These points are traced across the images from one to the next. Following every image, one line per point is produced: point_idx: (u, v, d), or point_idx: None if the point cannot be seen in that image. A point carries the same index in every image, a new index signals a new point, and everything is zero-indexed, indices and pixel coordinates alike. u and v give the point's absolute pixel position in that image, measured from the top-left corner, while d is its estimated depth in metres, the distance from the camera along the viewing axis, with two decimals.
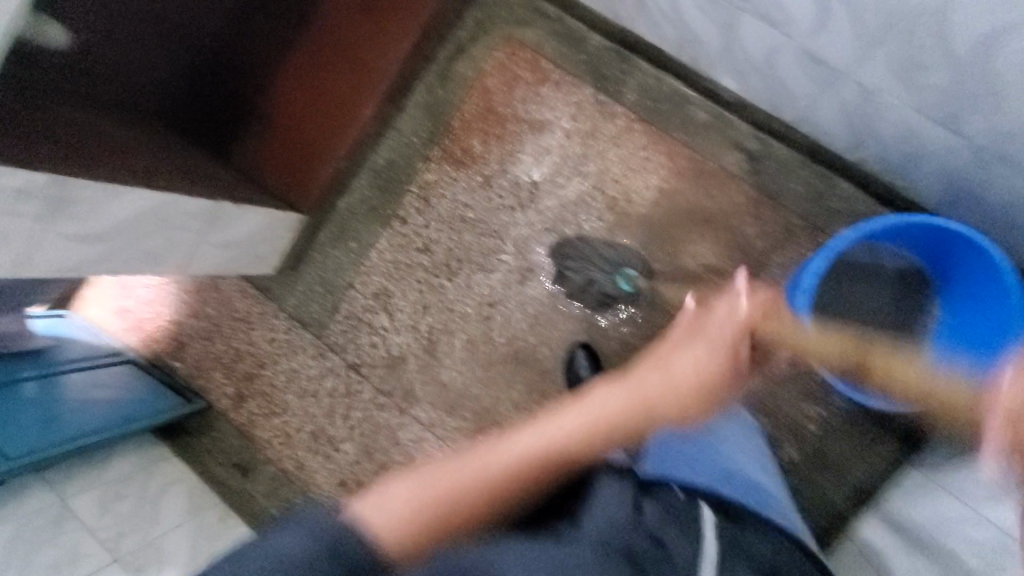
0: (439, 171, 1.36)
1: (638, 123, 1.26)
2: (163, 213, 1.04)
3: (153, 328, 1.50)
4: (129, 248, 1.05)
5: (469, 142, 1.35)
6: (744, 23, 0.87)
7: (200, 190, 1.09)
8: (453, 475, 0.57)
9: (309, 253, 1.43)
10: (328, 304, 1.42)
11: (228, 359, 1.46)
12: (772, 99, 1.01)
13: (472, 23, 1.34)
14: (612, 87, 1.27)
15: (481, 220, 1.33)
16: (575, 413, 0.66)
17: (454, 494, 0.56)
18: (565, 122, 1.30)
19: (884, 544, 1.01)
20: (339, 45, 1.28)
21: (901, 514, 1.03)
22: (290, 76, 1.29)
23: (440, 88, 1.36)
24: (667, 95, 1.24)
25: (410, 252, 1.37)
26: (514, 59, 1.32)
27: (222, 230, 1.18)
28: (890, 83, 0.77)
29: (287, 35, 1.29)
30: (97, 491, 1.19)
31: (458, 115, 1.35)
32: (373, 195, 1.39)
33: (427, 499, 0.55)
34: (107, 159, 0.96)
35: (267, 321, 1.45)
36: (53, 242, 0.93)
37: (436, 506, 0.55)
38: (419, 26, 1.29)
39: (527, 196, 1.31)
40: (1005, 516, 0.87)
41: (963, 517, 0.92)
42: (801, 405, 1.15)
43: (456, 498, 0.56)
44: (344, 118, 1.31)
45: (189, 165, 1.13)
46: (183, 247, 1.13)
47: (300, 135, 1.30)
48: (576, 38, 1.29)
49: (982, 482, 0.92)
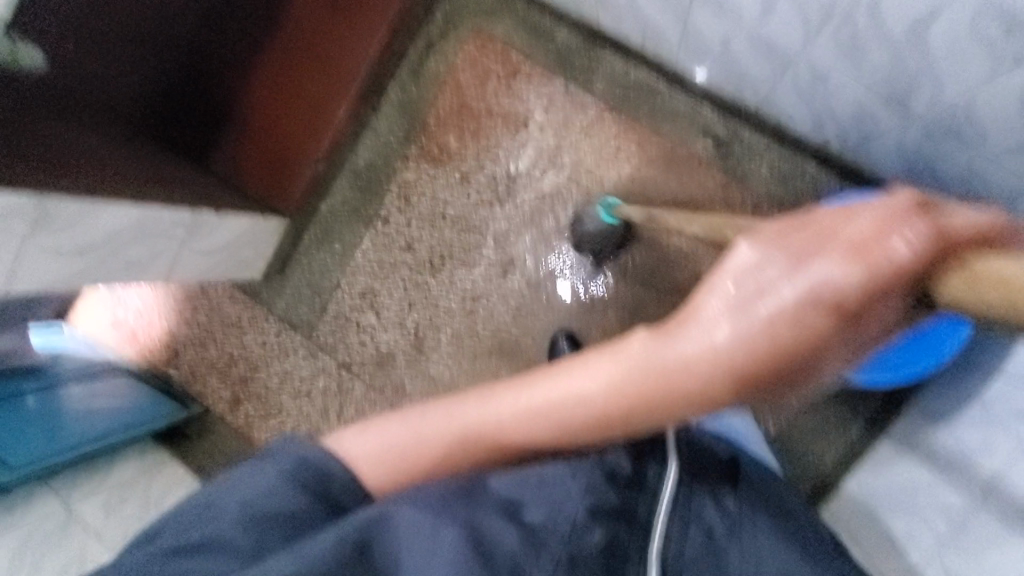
0: (417, 170, 1.38)
1: (609, 112, 1.28)
2: (145, 225, 1.06)
3: (148, 335, 1.54)
4: (113, 259, 1.07)
5: (445, 140, 1.37)
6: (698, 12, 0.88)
7: (180, 201, 1.11)
8: (424, 433, 0.62)
9: (295, 256, 1.46)
10: (316, 305, 1.45)
11: (222, 363, 1.49)
12: (733, 84, 1.02)
13: (441, 21, 1.36)
14: (581, 78, 1.29)
15: (460, 216, 1.36)
16: (590, 372, 0.56)
17: (431, 446, 0.61)
18: (537, 114, 1.32)
19: (862, 509, 1.05)
20: (310, 51, 1.30)
21: (876, 479, 1.06)
22: (264, 83, 1.31)
23: (413, 87, 1.38)
24: (635, 84, 1.26)
25: (393, 250, 1.40)
26: (485, 55, 1.34)
27: (204, 237, 1.20)
28: (838, 64, 0.79)
29: (259, 42, 1.31)
30: (101, 496, 1.23)
31: (433, 113, 1.37)
32: (355, 196, 1.42)
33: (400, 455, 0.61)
34: (87, 173, 0.98)
35: (258, 325, 1.48)
36: (40, 258, 0.96)
37: (405, 458, 0.61)
38: (387, 27, 1.31)
39: (504, 190, 1.33)
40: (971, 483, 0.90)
41: (932, 484, 0.95)
42: None
43: (428, 455, 0.61)
44: (319, 122, 1.34)
45: (169, 176, 1.16)
46: (167, 256, 1.16)
47: (277, 141, 1.34)
48: (544, 31, 1.31)
49: (948, 449, 0.94)
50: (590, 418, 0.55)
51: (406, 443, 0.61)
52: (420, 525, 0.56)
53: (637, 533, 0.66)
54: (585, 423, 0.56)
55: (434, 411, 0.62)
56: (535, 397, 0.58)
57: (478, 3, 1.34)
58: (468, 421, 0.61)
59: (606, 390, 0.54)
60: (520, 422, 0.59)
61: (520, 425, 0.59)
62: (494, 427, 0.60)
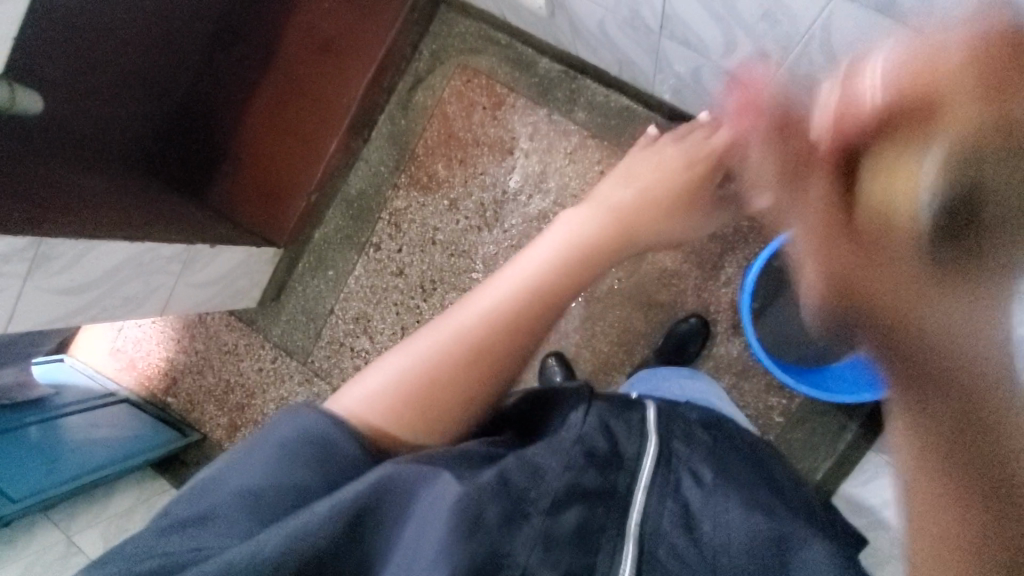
0: (407, 198, 1.42)
1: (591, 139, 1.32)
2: (140, 261, 1.09)
3: (146, 365, 1.57)
4: (111, 295, 1.11)
5: (433, 168, 1.41)
6: (666, 48, 0.92)
7: (175, 236, 1.14)
8: (414, 372, 0.60)
9: (290, 284, 1.49)
10: (311, 331, 1.47)
11: (220, 391, 1.52)
12: (708, 112, 1.06)
13: (427, 54, 1.41)
14: (564, 107, 1.33)
15: (450, 241, 1.39)
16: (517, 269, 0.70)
17: (414, 385, 0.60)
18: (522, 141, 1.36)
19: None
20: (301, 86, 1.34)
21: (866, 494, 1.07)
22: (258, 118, 1.36)
23: (402, 118, 1.42)
24: (616, 112, 1.30)
25: (385, 276, 1.43)
26: (470, 86, 1.39)
27: (199, 270, 1.23)
28: None
29: (251, 77, 1.35)
30: (100, 526, 1.24)
31: (421, 143, 1.41)
32: (347, 225, 1.45)
33: (401, 398, 0.59)
34: (82, 215, 1.01)
35: (255, 352, 1.51)
36: (39, 297, 1.00)
37: (406, 397, 0.59)
38: (375, 61, 1.34)
39: (491, 215, 1.37)
40: None
41: None
42: (765, 398, 1.19)
43: (427, 391, 0.60)
44: (311, 154, 1.37)
45: (164, 211, 1.19)
46: (163, 289, 1.19)
47: (270, 173, 1.38)
48: (526, 62, 1.35)
49: None
50: (542, 299, 0.67)
51: (392, 385, 0.59)
52: (431, 509, 0.49)
53: (615, 514, 0.56)
54: (537, 309, 0.66)
55: (416, 345, 0.62)
56: (491, 300, 0.65)
57: (462, 37, 1.39)
58: (437, 345, 0.62)
59: (520, 297, 0.66)
60: (492, 330, 0.63)
61: (495, 333, 0.63)
62: (473, 339, 0.62)
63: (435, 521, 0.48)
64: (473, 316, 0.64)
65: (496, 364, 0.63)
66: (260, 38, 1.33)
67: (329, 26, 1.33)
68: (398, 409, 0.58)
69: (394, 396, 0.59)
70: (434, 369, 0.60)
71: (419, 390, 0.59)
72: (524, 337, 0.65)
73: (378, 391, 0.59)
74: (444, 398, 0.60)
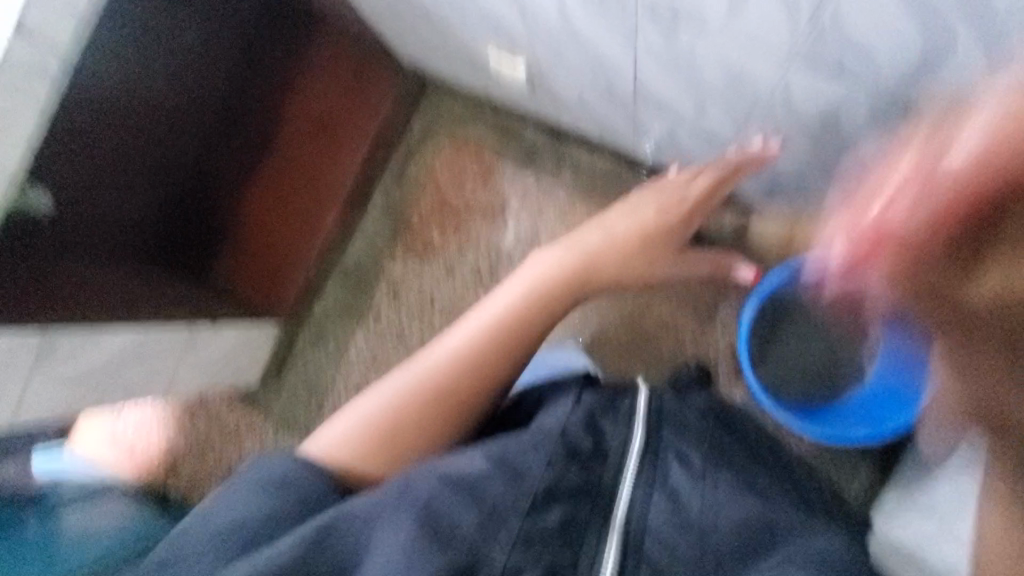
0: (405, 267, 1.45)
1: (579, 198, 1.37)
2: (142, 347, 1.14)
3: (150, 452, 1.52)
4: (118, 380, 1.16)
5: (429, 235, 1.45)
6: (642, 114, 0.98)
7: (177, 319, 1.18)
8: (368, 417, 0.84)
9: (291, 357, 1.50)
10: (314, 403, 1.47)
11: (221, 472, 1.49)
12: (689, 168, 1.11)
13: (419, 130, 1.48)
14: (551, 171, 1.39)
15: (449, 305, 1.42)
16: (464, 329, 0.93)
17: (399, 416, 0.84)
18: (513, 206, 1.41)
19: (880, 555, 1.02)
20: (298, 167, 1.40)
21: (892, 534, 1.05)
22: (255, 196, 1.40)
23: (397, 190, 1.48)
24: (601, 172, 1.36)
25: (386, 344, 1.44)
26: (460, 157, 1.45)
27: (200, 351, 1.26)
28: (773, 150, 0.87)
29: (250, 156, 1.38)
30: None
31: (416, 212, 1.46)
32: (347, 296, 1.48)
33: (365, 434, 0.82)
34: (98, 316, 1.06)
35: (257, 429, 1.49)
36: (46, 385, 1.04)
37: (378, 434, 0.83)
38: (369, 143, 1.42)
39: (488, 278, 1.40)
40: (962, 530, 0.88)
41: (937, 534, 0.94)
42: (774, 442, 1.19)
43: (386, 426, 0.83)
44: (306, 231, 1.41)
45: (172, 297, 1.21)
46: (167, 371, 1.23)
47: (267, 249, 1.41)
48: (513, 132, 1.43)
49: (948, 498, 0.94)
50: (498, 348, 0.90)
51: (373, 413, 0.84)
52: (393, 518, 0.67)
53: (598, 513, 0.70)
54: (498, 345, 0.90)
55: (374, 406, 0.85)
56: (451, 347, 0.90)
57: (451, 112, 1.47)
58: (403, 387, 0.87)
59: (511, 309, 0.94)
60: (454, 371, 0.87)
61: (456, 372, 0.87)
62: (443, 381, 0.87)
63: (395, 534, 0.66)
64: (442, 359, 0.89)
65: (462, 395, 0.87)
66: (261, 118, 1.38)
67: (325, 106, 1.40)
68: (381, 434, 0.83)
69: (379, 423, 0.83)
70: (411, 406, 0.85)
71: (396, 422, 0.84)
72: (483, 378, 0.88)
73: (371, 416, 0.84)
74: (417, 425, 0.84)
